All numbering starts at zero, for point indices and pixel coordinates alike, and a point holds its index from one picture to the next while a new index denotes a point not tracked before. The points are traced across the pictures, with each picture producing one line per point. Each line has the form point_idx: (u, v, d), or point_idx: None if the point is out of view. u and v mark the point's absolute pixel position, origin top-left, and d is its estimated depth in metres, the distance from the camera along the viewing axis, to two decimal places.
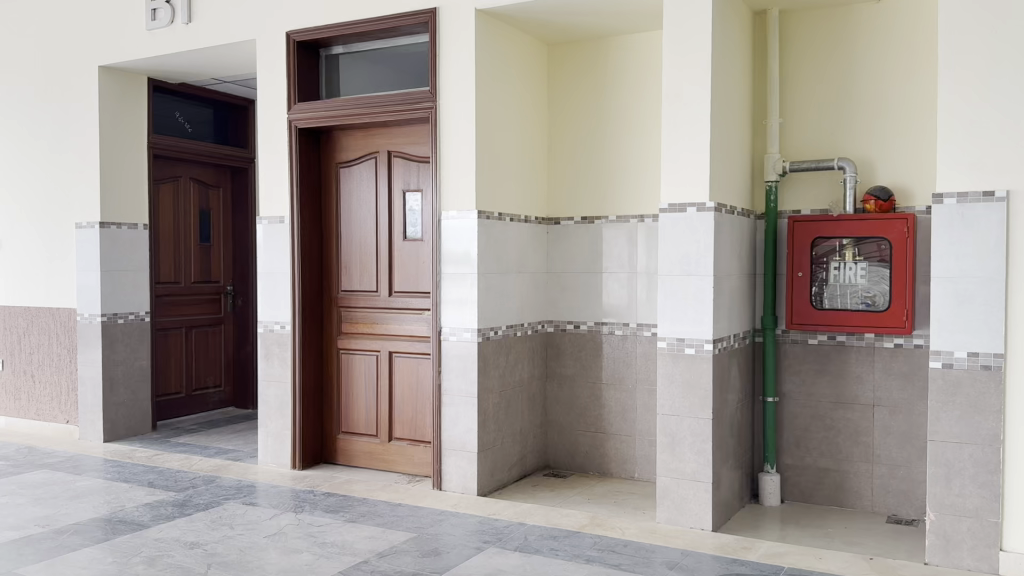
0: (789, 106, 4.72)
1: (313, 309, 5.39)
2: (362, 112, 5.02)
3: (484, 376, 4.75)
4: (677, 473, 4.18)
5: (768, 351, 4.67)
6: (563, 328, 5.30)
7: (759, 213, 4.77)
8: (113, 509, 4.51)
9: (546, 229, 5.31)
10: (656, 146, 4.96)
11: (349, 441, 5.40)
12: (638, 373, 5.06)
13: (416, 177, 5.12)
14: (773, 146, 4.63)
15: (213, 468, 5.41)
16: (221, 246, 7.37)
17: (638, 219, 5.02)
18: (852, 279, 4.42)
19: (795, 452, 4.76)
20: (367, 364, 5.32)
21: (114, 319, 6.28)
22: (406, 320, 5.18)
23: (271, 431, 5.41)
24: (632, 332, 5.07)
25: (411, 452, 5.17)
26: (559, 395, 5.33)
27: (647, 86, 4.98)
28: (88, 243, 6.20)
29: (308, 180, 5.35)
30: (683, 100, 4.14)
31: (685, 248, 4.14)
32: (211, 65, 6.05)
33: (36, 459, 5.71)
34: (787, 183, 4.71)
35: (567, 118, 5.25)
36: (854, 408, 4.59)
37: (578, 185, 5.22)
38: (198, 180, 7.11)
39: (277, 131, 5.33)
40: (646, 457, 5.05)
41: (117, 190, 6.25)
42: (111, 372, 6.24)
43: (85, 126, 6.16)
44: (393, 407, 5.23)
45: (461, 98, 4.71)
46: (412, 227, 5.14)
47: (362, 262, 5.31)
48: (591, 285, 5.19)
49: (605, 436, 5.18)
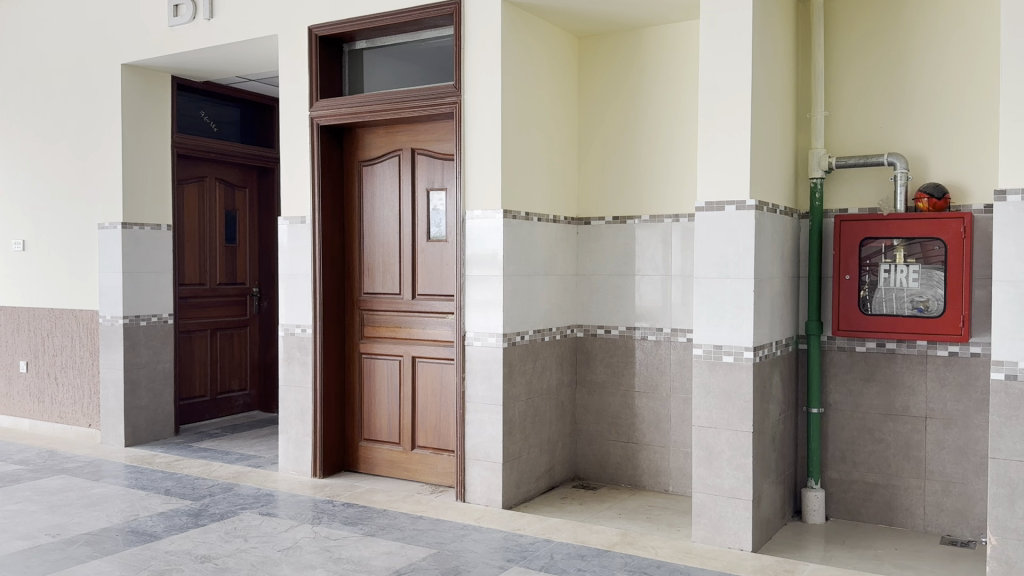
0: (835, 99, 4.43)
1: (335, 312, 5.22)
2: (385, 108, 4.84)
3: (510, 384, 4.53)
4: (714, 489, 3.92)
5: (813, 358, 4.38)
6: (593, 333, 5.07)
7: (803, 211, 4.49)
8: (127, 518, 4.38)
9: (576, 229, 5.08)
10: (694, 141, 4.69)
11: (371, 449, 5.22)
12: (672, 381, 4.81)
13: (441, 175, 4.92)
14: (818, 141, 4.35)
15: (232, 475, 5.27)
16: (246, 247, 7.25)
17: (673, 219, 4.77)
18: (903, 282, 4.13)
19: (841, 466, 4.47)
20: (389, 369, 5.14)
21: (137, 321, 6.18)
22: (430, 324, 4.98)
23: (291, 438, 5.25)
24: (667, 337, 4.82)
25: (434, 462, 4.97)
26: (589, 403, 5.09)
27: (684, 78, 4.71)
28: (110, 243, 6.10)
29: (330, 179, 5.18)
30: (721, 91, 3.89)
31: (723, 250, 3.88)
32: (233, 62, 5.91)
33: (56, 464, 5.62)
34: (833, 180, 4.41)
35: (598, 113, 5.01)
36: (905, 421, 4.29)
37: (609, 184, 4.98)
38: (223, 180, 6.99)
39: (298, 129, 5.17)
40: (680, 469, 4.79)
41: (139, 191, 6.15)
42: (133, 375, 6.15)
43: (108, 126, 6.08)
44: (416, 414, 5.03)
45: (486, 93, 4.50)
46: (436, 227, 4.95)
47: (385, 264, 5.13)
48: (623, 288, 4.95)
49: (637, 447, 4.94)
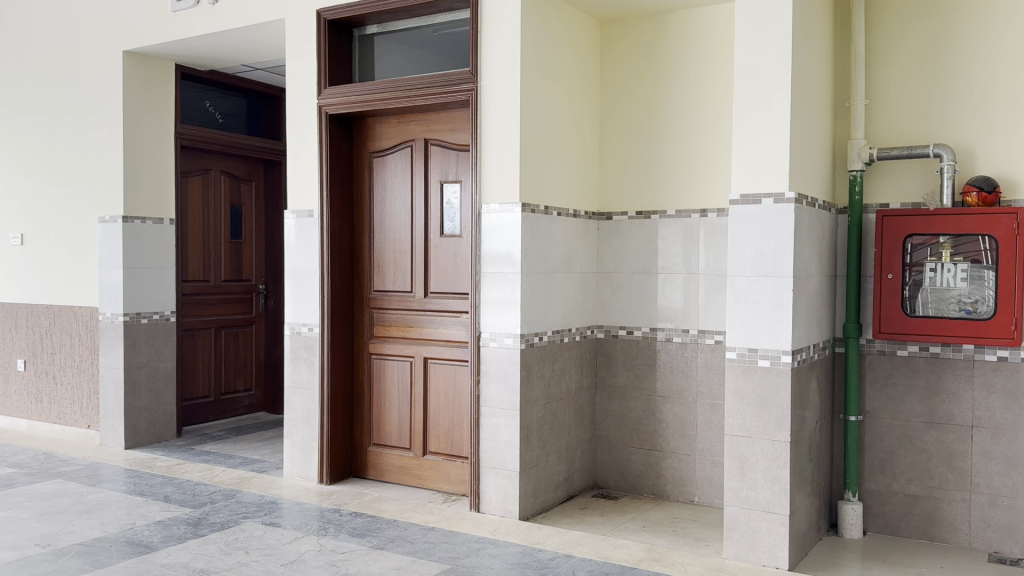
0: (876, 85, 4.16)
1: (343, 311, 4.97)
2: (396, 95, 4.59)
3: (528, 387, 4.28)
4: (747, 503, 3.66)
5: (851, 362, 4.11)
6: (614, 334, 4.81)
7: (841, 206, 4.21)
8: (122, 528, 4.15)
9: (596, 224, 4.83)
10: (728, 133, 4.42)
11: (381, 454, 4.97)
12: (699, 385, 4.54)
13: (455, 167, 4.67)
14: (859, 131, 4.07)
15: (235, 481, 5.03)
16: (252, 243, 7.01)
17: (700, 214, 4.50)
18: (950, 283, 3.86)
19: (879, 478, 4.19)
20: (400, 370, 4.89)
21: (137, 318, 5.95)
22: (443, 324, 4.73)
23: (297, 442, 5.01)
24: (693, 339, 4.55)
25: (447, 468, 4.72)
26: (609, 408, 4.83)
27: (718, 67, 4.44)
28: (111, 238, 5.88)
29: (339, 171, 4.93)
30: (758, 76, 3.63)
31: (759, 246, 3.62)
32: (239, 50, 5.68)
33: (52, 467, 5.40)
34: (873, 173, 4.13)
35: (621, 103, 4.75)
36: (949, 430, 4.01)
37: (631, 177, 4.72)
38: (229, 173, 6.76)
39: (305, 119, 4.93)
40: (707, 478, 4.53)
41: (142, 183, 5.93)
42: (133, 374, 5.92)
43: (109, 115, 5.86)
44: (428, 418, 4.78)
45: (503, 79, 4.25)
46: (449, 222, 4.70)
47: (396, 260, 4.88)
48: (646, 287, 4.69)
49: (660, 455, 4.68)
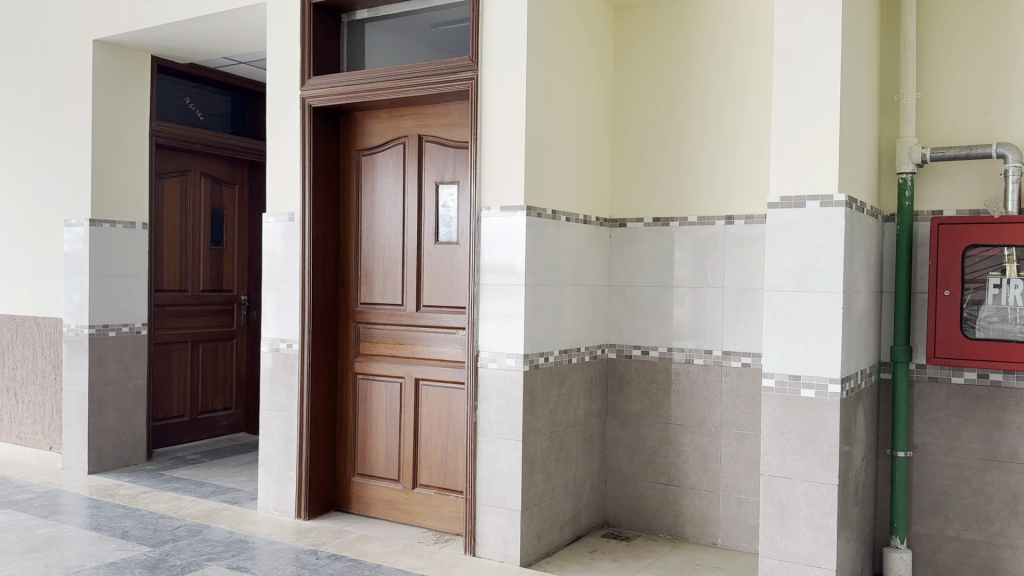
0: (927, 76, 3.67)
1: (326, 326, 4.48)
2: (387, 86, 4.11)
3: (531, 415, 3.78)
4: (787, 556, 3.17)
5: (900, 390, 3.62)
6: (628, 354, 4.31)
7: (888, 213, 3.73)
8: (69, 571, 3.65)
9: (608, 232, 4.35)
10: (768, 128, 3.90)
11: (365, 486, 4.46)
12: (723, 414, 4.04)
13: (452, 167, 4.19)
14: (909, 128, 3.59)
15: (204, 515, 4.53)
16: (234, 251, 6.53)
17: (725, 221, 4.02)
18: (1019, 301, 3.37)
19: (930, 523, 3.68)
20: (388, 393, 4.39)
21: (105, 331, 5.45)
22: (437, 341, 4.23)
23: (273, 471, 4.51)
24: (717, 361, 4.06)
25: (439, 504, 4.21)
26: (621, 437, 4.33)
27: (749, 55, 3.95)
28: (77, 243, 5.39)
29: (324, 171, 4.45)
30: (801, 60, 3.16)
31: (802, 257, 3.14)
32: (218, 38, 5.21)
33: (5, 494, 4.90)
34: (924, 176, 3.64)
35: (637, 96, 4.27)
36: (1012, 469, 3.50)
37: (648, 178, 4.24)
38: (210, 175, 6.28)
39: (286, 112, 4.46)
40: (732, 518, 4.02)
41: (112, 184, 5.45)
42: (99, 393, 5.42)
43: (77, 110, 5.38)
44: (419, 446, 4.28)
45: (507, 66, 3.77)
46: (445, 228, 4.22)
47: (385, 270, 4.39)
48: (663, 302, 4.20)
49: (678, 490, 4.17)
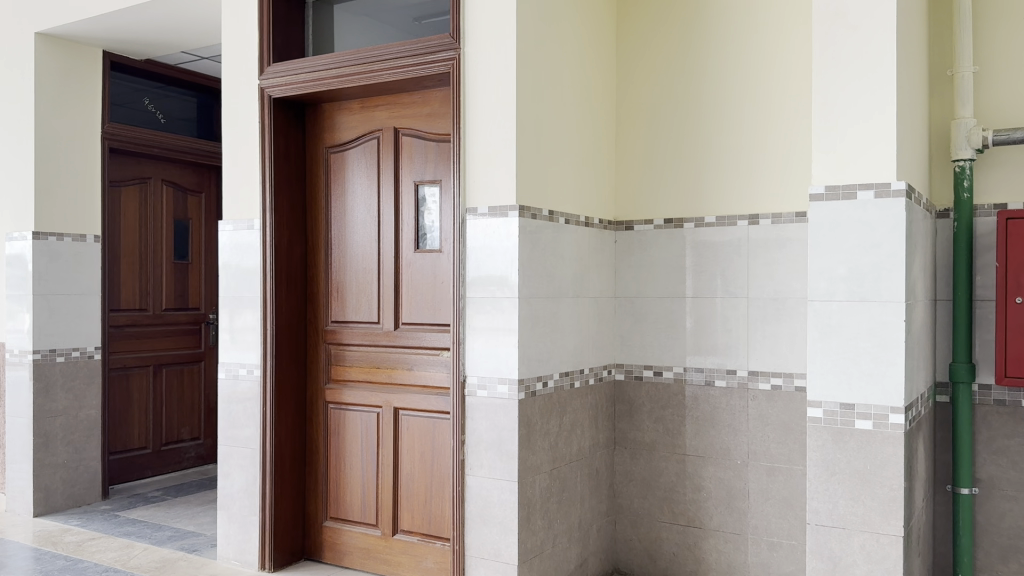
0: (985, 47, 3.13)
1: (293, 347, 3.92)
2: (356, 71, 3.57)
3: (529, 451, 3.22)
4: None
5: (961, 415, 3.08)
6: (638, 376, 3.76)
7: (941, 208, 3.19)
8: None
9: (613, 236, 3.81)
10: (804, 110, 3.37)
11: (340, 532, 3.90)
12: (750, 443, 3.48)
13: (434, 163, 3.65)
14: (966, 106, 3.07)
15: (156, 566, 3.96)
16: (201, 266, 5.97)
17: (748, 221, 3.48)
18: None
19: (999, 571, 3.12)
20: (363, 424, 3.82)
21: (52, 357, 4.88)
22: (419, 364, 3.68)
23: (234, 516, 3.95)
24: (741, 383, 3.50)
25: (423, 553, 3.64)
26: (632, 470, 3.78)
27: (775, 28, 3.43)
28: (20, 258, 4.85)
29: (287, 172, 3.90)
30: (849, 25, 2.66)
31: (853, 262, 2.64)
32: (176, 28, 4.68)
33: None
34: (985, 164, 3.11)
35: (643, 81, 3.75)
36: None
37: (658, 172, 3.70)
38: (172, 183, 5.73)
39: (244, 103, 3.91)
40: (764, 566, 3.45)
41: (59, 193, 4.89)
42: (45, 426, 4.85)
43: (20, 112, 4.84)
44: (400, 486, 3.71)
45: (494, 43, 3.24)
46: (426, 234, 3.67)
47: (359, 283, 3.84)
48: (678, 316, 3.65)
49: (699, 533, 3.61)
